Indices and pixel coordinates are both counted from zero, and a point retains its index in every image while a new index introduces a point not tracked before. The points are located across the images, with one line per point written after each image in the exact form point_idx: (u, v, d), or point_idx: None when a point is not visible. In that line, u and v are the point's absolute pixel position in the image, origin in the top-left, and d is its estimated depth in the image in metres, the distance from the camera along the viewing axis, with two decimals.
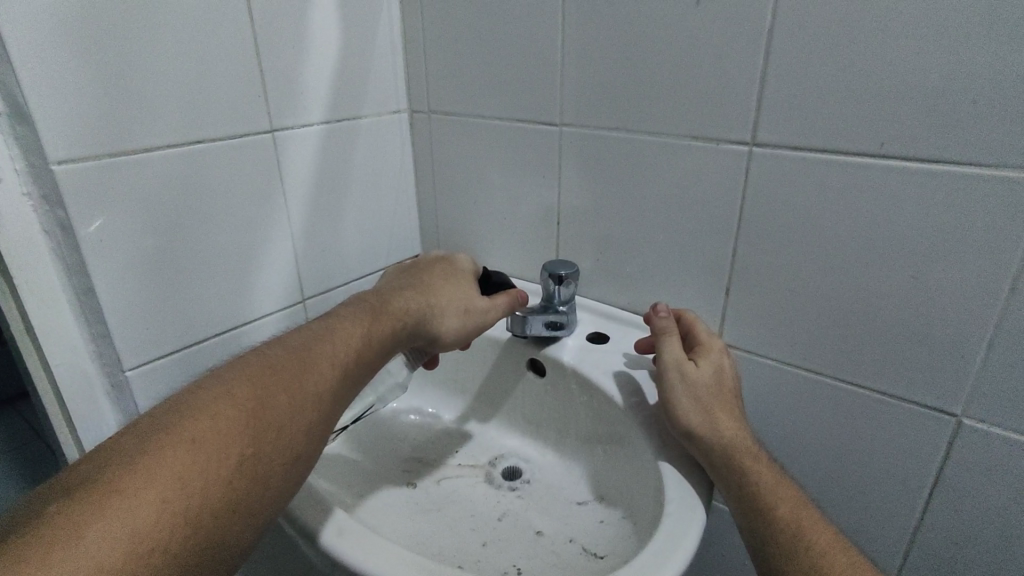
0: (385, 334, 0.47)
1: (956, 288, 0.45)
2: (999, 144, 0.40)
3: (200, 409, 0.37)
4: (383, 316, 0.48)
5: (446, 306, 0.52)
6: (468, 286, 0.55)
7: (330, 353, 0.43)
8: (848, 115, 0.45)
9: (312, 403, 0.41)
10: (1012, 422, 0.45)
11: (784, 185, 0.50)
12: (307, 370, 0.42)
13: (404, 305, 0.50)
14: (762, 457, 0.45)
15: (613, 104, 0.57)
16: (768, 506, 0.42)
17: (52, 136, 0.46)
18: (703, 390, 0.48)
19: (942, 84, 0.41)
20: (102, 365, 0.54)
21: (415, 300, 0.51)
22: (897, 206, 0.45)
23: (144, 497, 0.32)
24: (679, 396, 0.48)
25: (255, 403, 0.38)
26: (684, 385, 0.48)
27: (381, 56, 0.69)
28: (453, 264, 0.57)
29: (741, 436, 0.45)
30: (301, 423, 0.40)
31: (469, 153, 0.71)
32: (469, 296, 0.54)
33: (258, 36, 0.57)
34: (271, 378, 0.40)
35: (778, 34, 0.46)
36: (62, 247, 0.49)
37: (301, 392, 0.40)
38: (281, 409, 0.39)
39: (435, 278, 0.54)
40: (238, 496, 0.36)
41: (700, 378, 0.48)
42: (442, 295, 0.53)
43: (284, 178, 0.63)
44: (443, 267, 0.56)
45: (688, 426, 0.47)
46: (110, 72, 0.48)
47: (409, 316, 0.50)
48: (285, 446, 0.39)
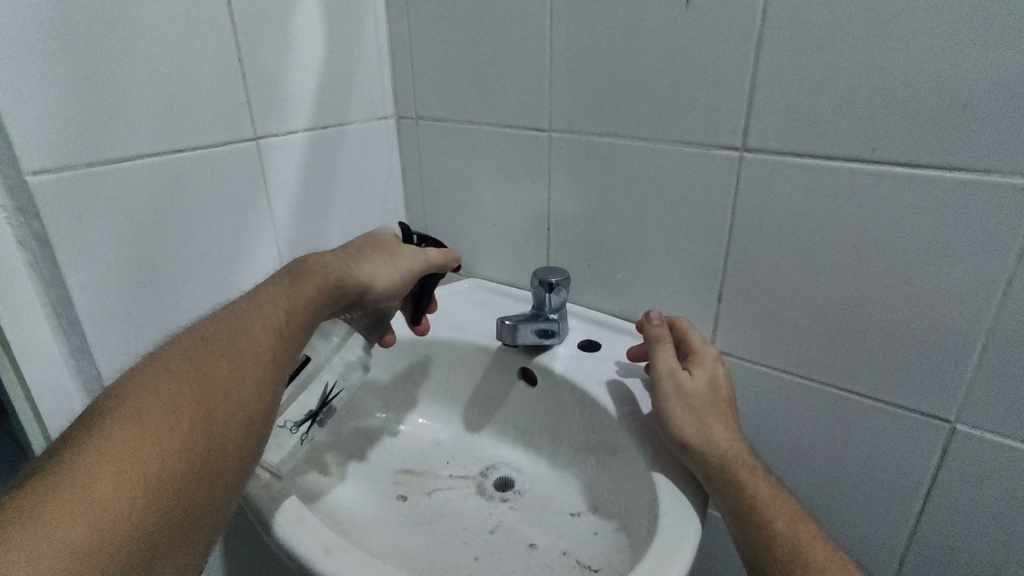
0: (313, 291, 0.45)
1: (950, 295, 0.44)
2: (990, 152, 0.40)
3: (144, 388, 0.35)
4: (302, 272, 0.46)
5: (370, 259, 0.50)
6: (388, 241, 0.53)
7: (262, 318, 0.42)
8: (840, 120, 0.45)
9: (255, 365, 0.40)
10: (1006, 428, 0.45)
11: (776, 190, 0.50)
12: (247, 331, 0.41)
13: (320, 263, 0.47)
14: (762, 472, 0.44)
15: (603, 108, 0.57)
16: (767, 524, 0.41)
17: (29, 150, 0.44)
18: (701, 402, 0.47)
19: (933, 91, 0.41)
20: (81, 380, 0.53)
21: (331, 258, 0.48)
22: (890, 212, 0.45)
23: (97, 475, 0.30)
24: (672, 405, 0.47)
25: (198, 374, 0.37)
26: (678, 394, 0.48)
27: (368, 60, 0.69)
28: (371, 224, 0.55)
29: (738, 450, 0.45)
30: (249, 390, 0.39)
31: (457, 159, 0.70)
32: (393, 250, 0.52)
33: (241, 41, 0.56)
34: (214, 349, 0.39)
35: (768, 39, 0.46)
36: (39, 261, 0.48)
37: (242, 353, 0.40)
38: (225, 376, 0.38)
39: (352, 237, 0.52)
40: (196, 466, 0.34)
41: (696, 390, 0.48)
42: (362, 251, 0.50)
43: (268, 185, 0.62)
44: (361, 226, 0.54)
45: (685, 438, 0.45)
46: (86, 78, 0.46)
47: (330, 268, 0.47)
48: (233, 416, 0.38)
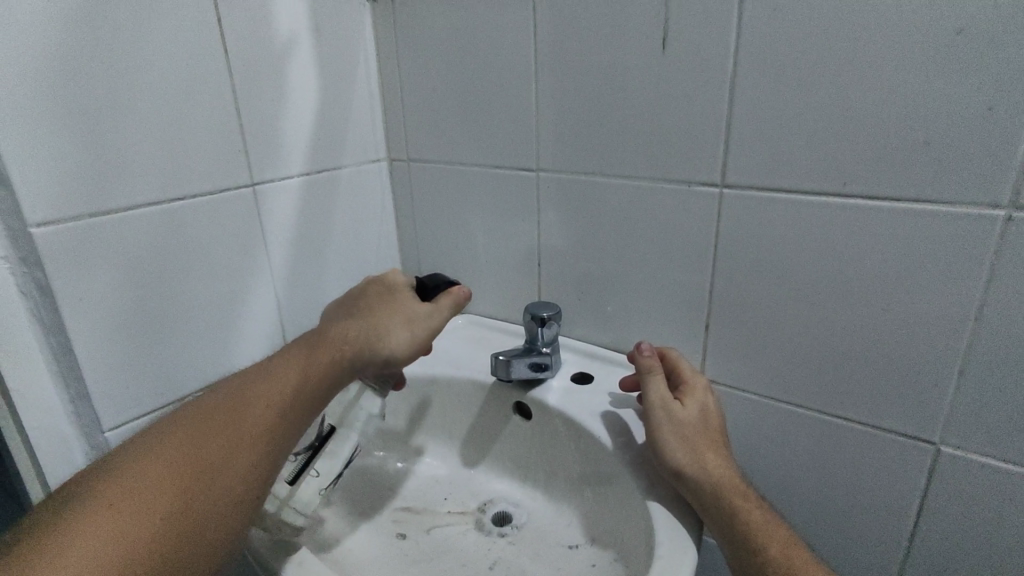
0: (325, 367, 0.44)
1: (926, 319, 0.46)
2: (953, 183, 0.42)
3: (140, 460, 0.38)
4: (315, 348, 0.45)
5: (387, 321, 0.47)
6: (406, 295, 0.50)
7: (265, 392, 0.43)
8: (812, 157, 0.47)
9: (255, 430, 0.41)
10: (989, 448, 0.46)
11: (756, 223, 0.52)
12: (252, 395, 0.43)
13: (337, 335, 0.46)
14: (753, 497, 0.45)
15: (587, 149, 0.59)
16: (760, 548, 0.42)
17: (34, 204, 0.46)
18: (691, 431, 0.48)
19: (896, 128, 0.44)
20: (80, 427, 0.53)
21: (350, 326, 0.47)
22: (865, 241, 0.47)
23: (68, 549, 0.33)
24: (665, 434, 0.48)
25: (197, 441, 0.40)
26: (670, 424, 0.49)
27: (361, 109, 0.71)
28: (396, 274, 0.52)
29: (730, 476, 0.46)
30: (247, 455, 0.40)
31: (449, 198, 0.72)
32: (411, 304, 0.49)
33: (239, 94, 0.59)
34: (217, 414, 0.41)
35: (740, 83, 0.49)
36: (40, 309, 0.49)
37: (243, 419, 0.41)
38: (224, 443, 0.40)
39: (371, 296, 0.49)
40: (169, 544, 0.36)
41: (687, 419, 0.49)
42: (380, 313, 0.48)
43: (266, 231, 0.64)
44: (388, 275, 0.52)
45: (678, 468, 0.46)
46: (89, 135, 0.48)
47: (347, 340, 0.46)
48: (228, 482, 0.39)
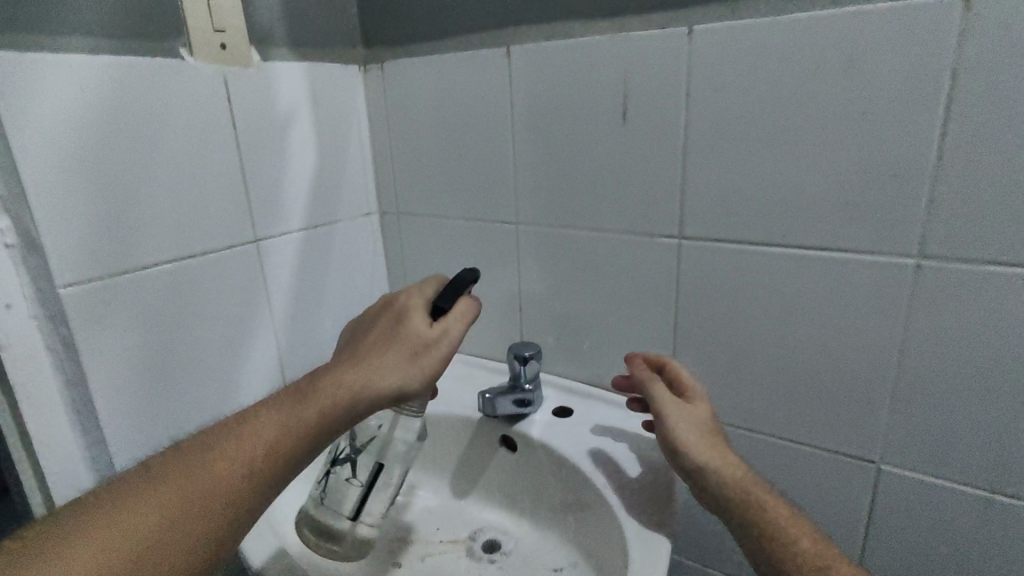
0: (320, 412, 0.44)
1: (860, 352, 0.53)
2: (873, 236, 0.49)
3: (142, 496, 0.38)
4: (313, 394, 0.45)
5: (385, 361, 0.47)
6: (408, 326, 0.48)
7: (265, 436, 0.43)
8: (756, 214, 0.54)
9: (232, 477, 0.40)
10: (922, 465, 0.53)
11: (711, 269, 0.58)
12: (241, 437, 0.42)
13: (333, 381, 0.46)
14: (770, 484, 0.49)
15: (561, 204, 0.66)
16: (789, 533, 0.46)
17: (61, 267, 0.51)
18: (705, 426, 0.52)
19: (823, 190, 0.50)
20: (96, 473, 0.57)
21: (348, 370, 0.46)
22: (804, 286, 0.54)
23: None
24: (689, 436, 0.51)
25: (173, 486, 0.39)
26: (688, 425, 0.52)
27: (354, 167, 0.77)
28: (405, 301, 0.50)
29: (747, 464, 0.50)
30: (221, 505, 0.40)
31: (436, 247, 0.78)
32: (412, 337, 0.48)
33: (245, 160, 0.64)
34: (204, 456, 0.41)
35: (692, 149, 0.56)
36: (65, 362, 0.53)
37: (221, 464, 0.41)
38: (198, 491, 0.39)
39: (374, 333, 0.49)
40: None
41: (699, 416, 0.53)
42: (378, 353, 0.47)
43: (268, 282, 0.69)
44: (398, 304, 0.50)
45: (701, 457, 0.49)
46: (113, 203, 0.53)
47: (343, 381, 0.45)
48: (197, 530, 0.38)
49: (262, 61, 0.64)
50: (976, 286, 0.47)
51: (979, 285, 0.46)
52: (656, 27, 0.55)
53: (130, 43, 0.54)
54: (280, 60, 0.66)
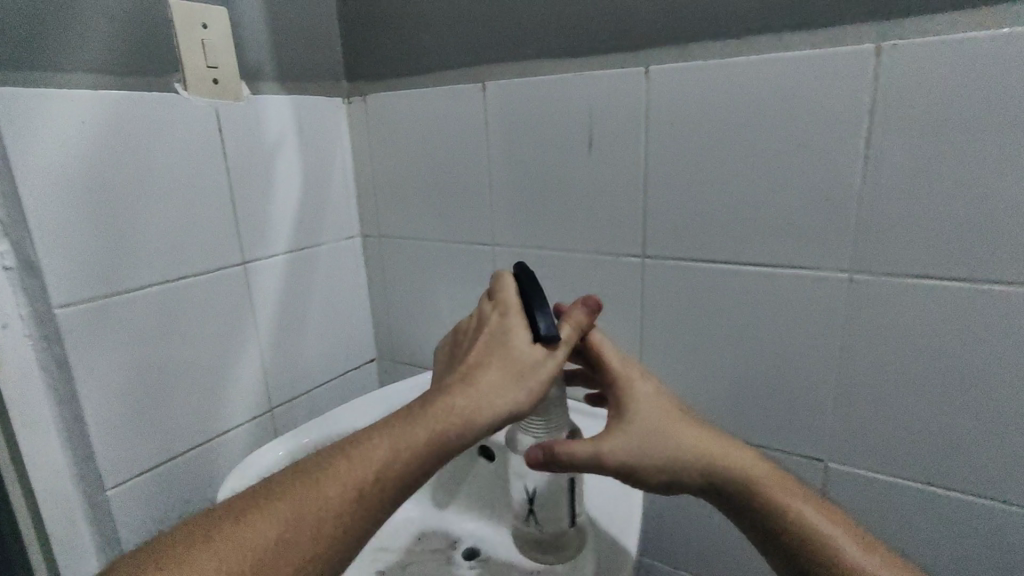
0: (432, 435, 0.40)
1: (806, 359, 0.58)
2: (812, 253, 0.55)
3: (231, 531, 0.35)
4: (423, 415, 0.41)
5: (496, 382, 0.44)
6: (515, 346, 0.46)
7: (364, 461, 0.39)
8: (709, 234, 0.59)
9: (341, 504, 0.37)
10: (864, 461, 0.58)
11: (672, 286, 0.63)
12: (338, 463, 0.39)
13: (445, 401, 0.42)
14: (773, 473, 0.47)
15: (534, 226, 0.70)
16: (816, 529, 0.45)
17: (58, 288, 0.53)
18: (660, 437, 0.47)
19: (767, 212, 0.56)
20: (83, 489, 0.58)
21: (459, 391, 0.43)
22: (755, 299, 0.59)
23: None
24: (671, 448, 0.47)
25: (275, 514, 0.36)
26: (659, 437, 0.47)
27: (337, 193, 0.81)
28: (504, 320, 0.47)
29: (733, 461, 0.47)
30: (326, 539, 0.36)
31: (416, 268, 0.82)
32: (522, 358, 0.45)
33: (234, 187, 0.68)
34: (299, 483, 0.38)
35: (651, 175, 0.61)
36: (55, 380, 0.55)
37: (329, 488, 0.37)
38: (305, 521, 0.36)
39: (476, 351, 0.46)
40: None
41: (646, 425, 0.47)
42: (488, 373, 0.44)
43: (254, 302, 0.72)
44: (495, 322, 0.47)
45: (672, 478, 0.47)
46: (108, 228, 0.56)
47: (455, 404, 0.42)
48: (304, 564, 0.35)
49: (251, 95, 0.68)
50: (902, 296, 0.52)
51: (904, 293, 0.52)
52: (616, 67, 0.60)
53: (128, 79, 0.57)
54: (268, 93, 0.71)
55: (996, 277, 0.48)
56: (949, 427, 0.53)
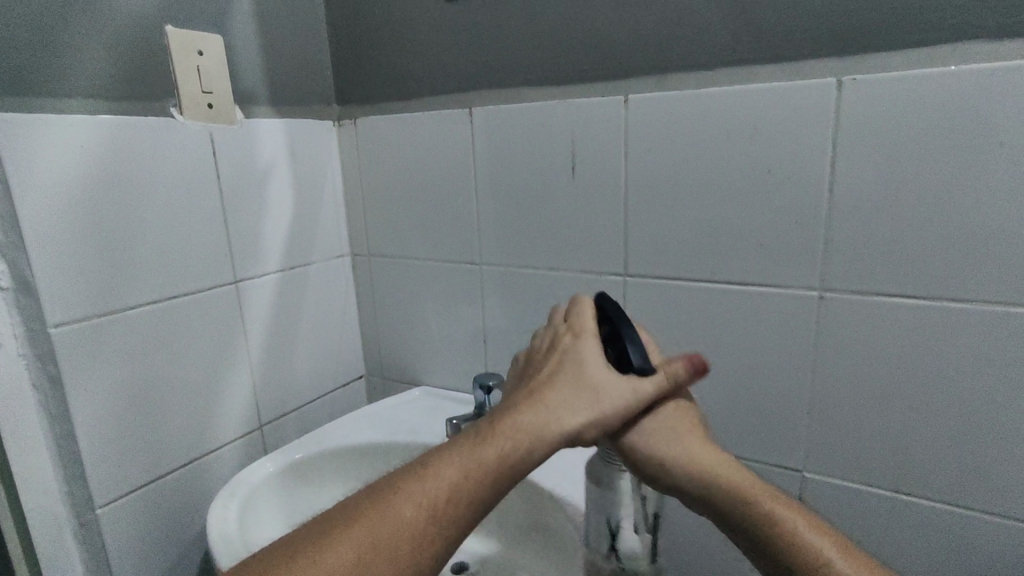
0: (501, 457, 0.40)
1: (782, 373, 0.60)
2: (785, 272, 0.57)
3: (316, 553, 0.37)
4: (490, 436, 0.41)
5: (567, 404, 0.42)
6: (591, 368, 0.43)
7: (436, 482, 0.40)
8: (688, 253, 0.62)
9: (416, 525, 0.38)
10: (839, 471, 0.60)
11: (654, 303, 0.65)
12: (410, 484, 0.40)
13: (512, 422, 0.42)
14: (761, 483, 0.45)
15: (521, 245, 0.72)
16: (795, 538, 0.43)
17: (53, 307, 0.54)
18: (660, 428, 0.46)
19: (743, 232, 0.59)
20: (74, 507, 0.58)
21: (529, 411, 0.42)
22: (732, 315, 0.61)
23: None
24: (674, 448, 0.45)
25: (358, 530, 0.38)
26: (668, 437, 0.46)
27: (328, 213, 0.83)
28: (576, 341, 0.45)
29: (729, 468, 0.45)
30: (404, 560, 0.38)
31: (405, 286, 0.84)
32: (598, 380, 0.43)
33: (227, 207, 0.69)
34: (374, 505, 0.39)
35: (632, 197, 0.64)
36: (47, 399, 0.56)
37: (403, 507, 0.39)
38: (382, 542, 0.38)
39: (549, 370, 0.44)
40: None
41: (651, 413, 0.46)
42: (558, 394, 0.43)
43: (245, 320, 0.73)
44: (568, 342, 0.45)
45: (659, 471, 0.45)
46: (103, 249, 0.58)
47: (523, 424, 0.41)
48: None
49: (245, 118, 0.70)
50: (870, 312, 0.55)
51: (873, 310, 0.55)
52: (598, 95, 0.63)
53: (124, 105, 0.59)
54: (261, 117, 0.72)
55: (956, 295, 0.51)
56: (918, 438, 0.56)
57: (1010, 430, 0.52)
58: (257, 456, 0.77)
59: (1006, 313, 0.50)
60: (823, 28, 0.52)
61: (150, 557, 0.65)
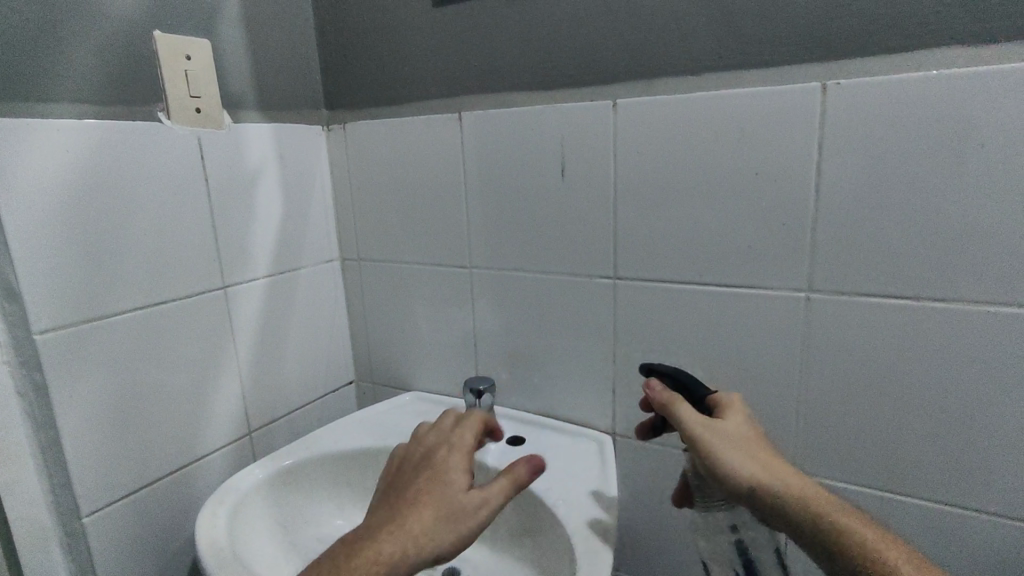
0: None
1: (772, 374, 0.61)
2: (772, 273, 0.58)
3: None
4: (351, 560, 0.42)
5: (427, 524, 0.44)
6: (450, 489, 0.46)
7: None
8: (675, 256, 0.62)
9: None
10: (827, 471, 0.60)
11: (644, 305, 0.66)
12: None
13: (372, 547, 0.43)
14: (830, 496, 0.47)
15: (511, 249, 0.72)
16: (872, 547, 0.45)
17: (38, 313, 0.54)
18: (740, 441, 0.50)
19: (730, 235, 0.59)
20: (59, 516, 0.57)
21: (387, 533, 0.43)
22: (721, 317, 0.62)
23: None
24: (741, 459, 0.49)
25: None
26: (737, 450, 0.49)
27: (317, 218, 0.83)
28: (447, 454, 0.49)
29: (799, 481, 0.48)
30: None
31: (394, 291, 0.84)
32: (454, 499, 0.46)
33: (216, 212, 0.69)
34: None
35: (621, 200, 0.64)
36: (34, 408, 0.54)
37: None
38: None
39: (414, 491, 0.47)
40: None
41: (733, 430, 0.51)
42: (418, 515, 0.44)
43: (234, 326, 0.72)
44: (439, 457, 0.49)
45: (748, 481, 0.48)
46: (89, 255, 0.57)
47: (383, 547, 0.42)
48: None
49: (233, 123, 0.70)
50: (855, 312, 0.56)
51: (859, 310, 0.55)
52: (587, 99, 0.64)
53: (111, 109, 0.59)
54: (249, 122, 0.72)
55: (937, 295, 0.52)
56: (904, 438, 0.56)
57: (994, 429, 0.53)
58: (246, 463, 0.76)
59: (987, 312, 0.51)
60: (806, 34, 0.53)
61: (136, 566, 0.64)
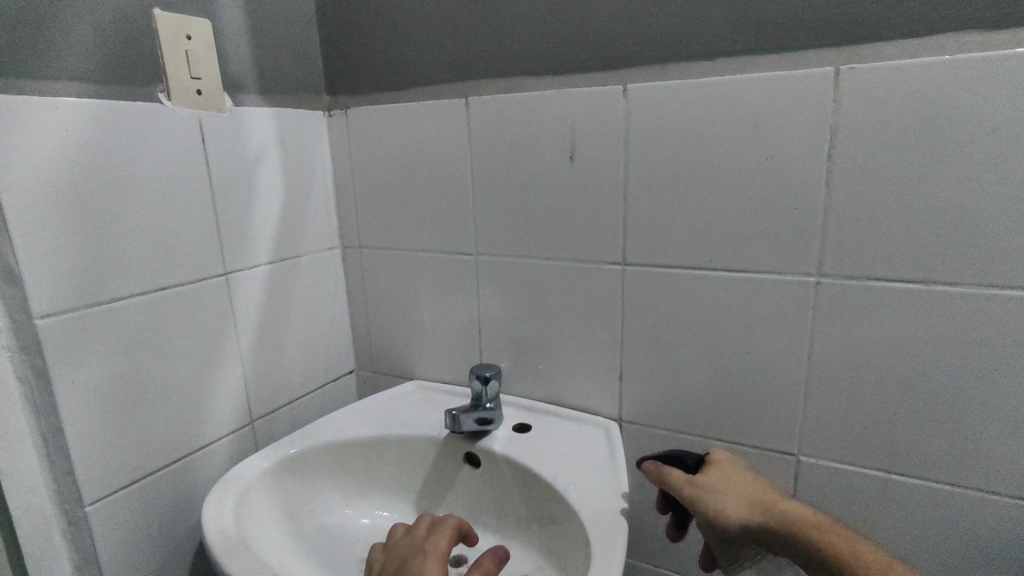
0: None
1: (781, 358, 0.61)
2: (782, 258, 0.58)
3: None
4: None
5: None
6: None
7: None
8: (684, 241, 0.63)
9: None
10: (834, 453, 0.61)
11: (653, 290, 0.66)
12: None
13: None
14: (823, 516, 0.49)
15: (517, 235, 0.72)
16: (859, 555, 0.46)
17: (39, 295, 0.52)
18: (728, 488, 0.53)
19: (740, 220, 0.59)
20: (62, 505, 0.57)
21: None
22: (730, 302, 0.62)
23: None
24: (729, 502, 0.51)
25: None
26: (725, 495, 0.52)
27: (318, 205, 0.82)
28: (422, 563, 0.47)
29: (788, 508, 0.50)
30: None
31: (397, 278, 0.83)
32: None
33: (216, 197, 0.68)
34: None
35: (631, 185, 0.64)
36: (34, 394, 0.54)
37: None
38: None
39: None
40: None
41: (716, 478, 0.54)
42: None
43: (235, 313, 0.71)
44: (415, 563, 0.47)
45: (737, 523, 0.50)
46: (88, 238, 0.55)
47: None
48: None
49: (234, 107, 0.69)
50: (864, 296, 0.56)
51: (868, 293, 0.56)
52: (597, 84, 0.63)
53: (113, 88, 0.57)
54: (250, 106, 0.71)
55: (946, 278, 0.53)
56: (912, 420, 0.57)
57: (999, 411, 0.54)
58: (248, 451, 0.75)
59: (995, 295, 0.52)
60: (817, 19, 0.53)
61: (139, 556, 0.62)
